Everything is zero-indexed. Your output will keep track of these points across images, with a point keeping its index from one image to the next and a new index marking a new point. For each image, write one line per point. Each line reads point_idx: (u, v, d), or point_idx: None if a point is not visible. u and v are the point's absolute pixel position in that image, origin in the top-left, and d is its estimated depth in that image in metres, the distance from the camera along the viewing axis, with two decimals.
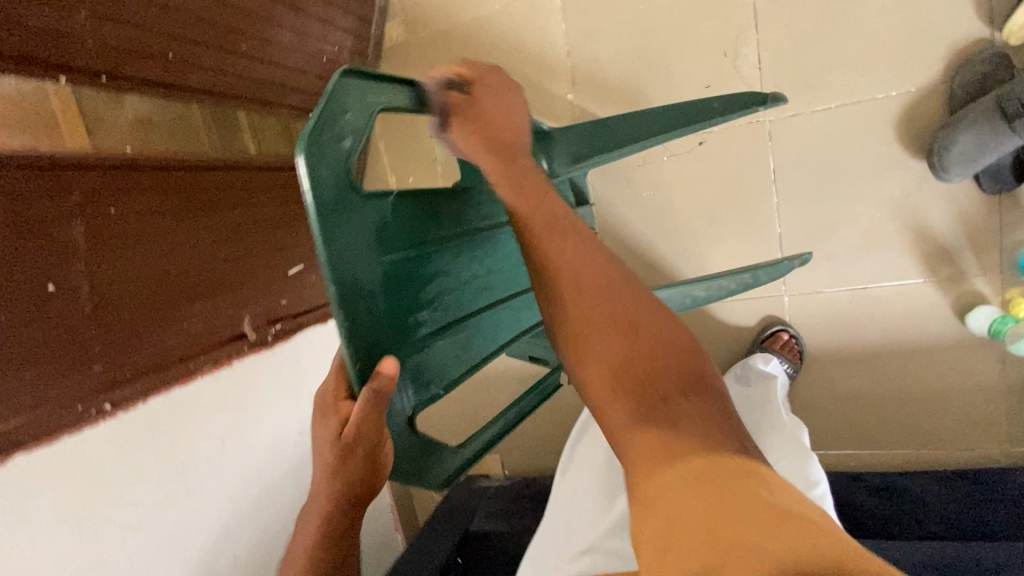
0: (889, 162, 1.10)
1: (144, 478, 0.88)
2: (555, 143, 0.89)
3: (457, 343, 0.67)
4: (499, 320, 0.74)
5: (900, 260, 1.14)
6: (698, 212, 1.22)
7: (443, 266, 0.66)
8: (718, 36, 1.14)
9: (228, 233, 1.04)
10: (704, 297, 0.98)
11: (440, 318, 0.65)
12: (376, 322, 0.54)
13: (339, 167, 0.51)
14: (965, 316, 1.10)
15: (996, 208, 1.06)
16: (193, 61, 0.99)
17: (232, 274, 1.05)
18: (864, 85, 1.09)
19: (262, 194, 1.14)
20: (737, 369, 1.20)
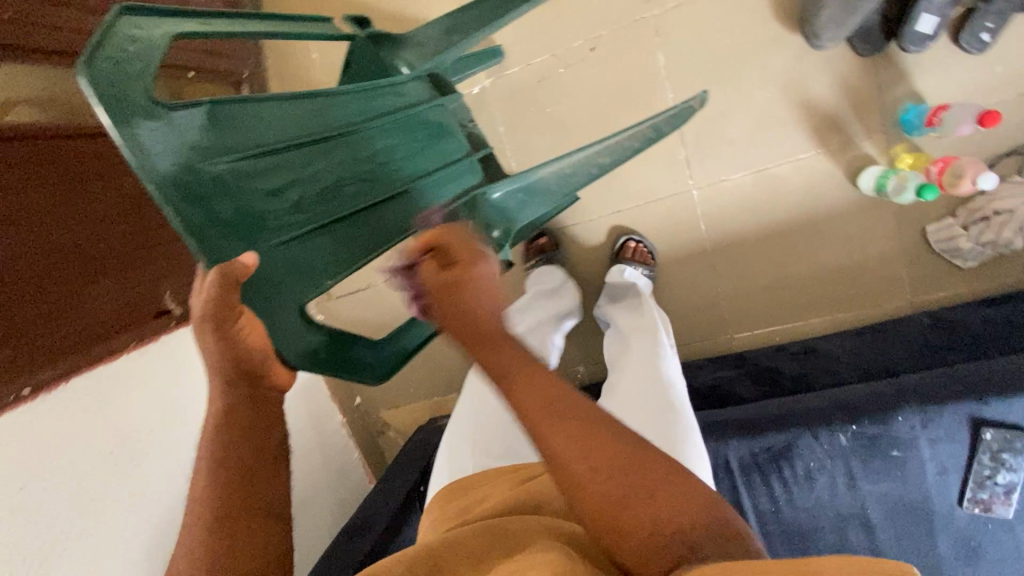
0: (770, 39, 1.14)
1: (76, 450, 0.95)
2: (405, 48, 0.92)
3: (338, 237, 0.71)
4: (383, 213, 0.77)
5: (795, 136, 1.18)
6: (601, 119, 1.25)
7: (306, 165, 0.68)
8: None
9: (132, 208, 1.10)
10: (610, 162, 0.88)
11: (311, 215, 0.68)
12: (216, 220, 0.58)
13: (138, 86, 0.54)
14: (857, 179, 1.16)
15: (872, 70, 1.12)
16: (34, 19, 0.97)
17: (141, 245, 1.12)
18: None
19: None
20: (609, 288, 1.30)
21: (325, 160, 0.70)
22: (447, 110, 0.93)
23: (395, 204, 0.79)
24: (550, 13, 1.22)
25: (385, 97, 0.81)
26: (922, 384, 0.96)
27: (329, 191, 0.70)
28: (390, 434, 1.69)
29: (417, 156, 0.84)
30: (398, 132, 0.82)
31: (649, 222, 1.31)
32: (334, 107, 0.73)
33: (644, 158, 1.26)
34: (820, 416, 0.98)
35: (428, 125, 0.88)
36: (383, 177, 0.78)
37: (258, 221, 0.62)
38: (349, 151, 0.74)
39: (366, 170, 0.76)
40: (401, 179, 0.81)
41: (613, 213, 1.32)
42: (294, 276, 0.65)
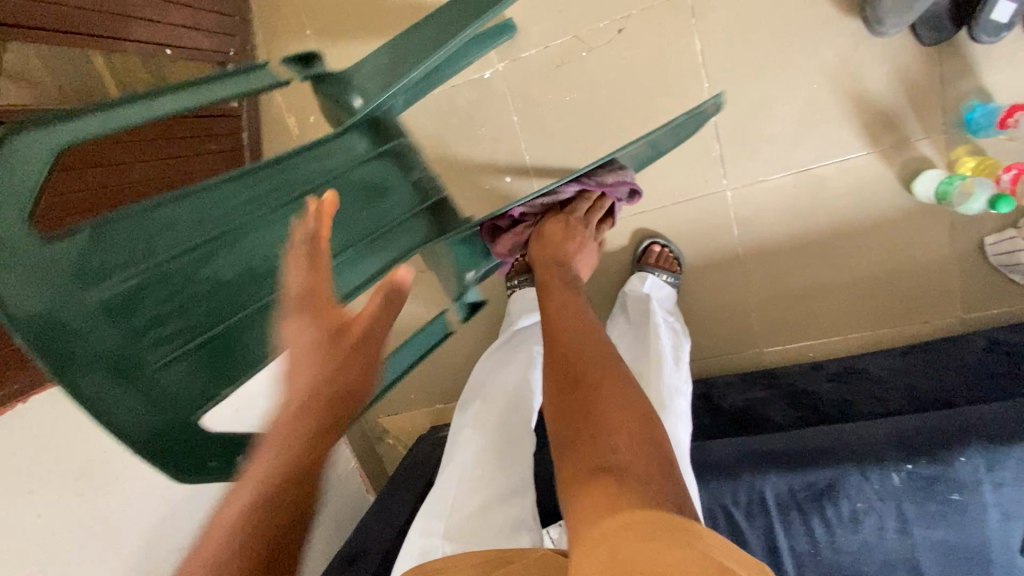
0: (822, 24, 1.01)
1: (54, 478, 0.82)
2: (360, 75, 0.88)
3: (218, 338, 0.71)
4: (257, 310, 0.75)
5: (842, 135, 1.06)
6: (625, 110, 1.12)
7: (180, 272, 0.67)
8: None
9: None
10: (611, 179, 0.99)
11: (190, 326, 0.68)
12: (95, 356, 0.57)
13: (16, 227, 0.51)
14: (911, 184, 1.05)
15: (936, 61, 0.99)
16: None
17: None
18: None
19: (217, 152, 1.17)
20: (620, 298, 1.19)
21: (222, 259, 0.71)
22: (372, 169, 0.91)
23: (278, 292, 0.77)
24: None
25: (276, 175, 0.77)
26: (982, 417, 0.86)
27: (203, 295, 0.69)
28: (388, 442, 1.59)
29: (288, 232, 0.79)
30: (298, 209, 0.78)
31: (675, 224, 1.19)
32: (202, 202, 0.69)
33: (674, 154, 1.14)
34: (870, 451, 0.88)
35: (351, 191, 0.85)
36: (268, 271, 0.76)
37: (142, 350, 0.61)
38: (227, 244, 0.72)
39: (248, 260, 0.74)
40: (269, 264, 0.77)
41: (635, 213, 1.20)
42: (188, 396, 0.66)
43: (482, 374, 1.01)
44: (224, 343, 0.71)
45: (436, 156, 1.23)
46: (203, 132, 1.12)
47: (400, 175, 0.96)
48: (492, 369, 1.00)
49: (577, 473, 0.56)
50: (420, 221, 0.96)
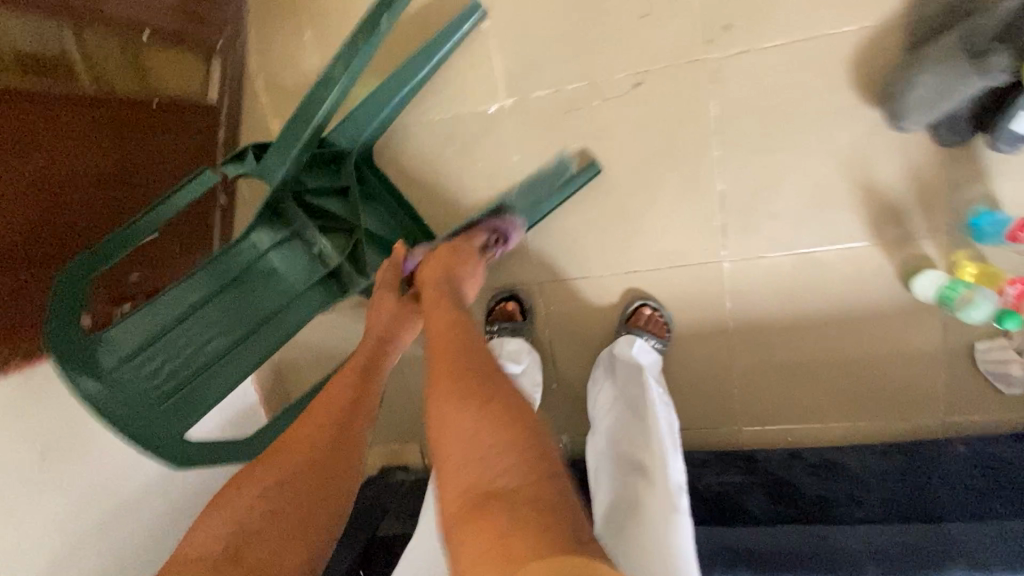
0: (839, 109, 0.98)
1: None
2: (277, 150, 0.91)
3: (199, 389, 0.91)
4: (233, 364, 0.93)
5: (847, 221, 1.03)
6: (630, 166, 1.07)
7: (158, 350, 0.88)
8: None
9: (130, 199, 1.00)
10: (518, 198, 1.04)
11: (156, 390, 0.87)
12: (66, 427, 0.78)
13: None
14: (910, 281, 1.03)
15: (947, 163, 0.98)
16: None
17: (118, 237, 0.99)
18: (815, 18, 0.95)
19: (180, 150, 1.08)
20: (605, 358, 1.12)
21: (175, 339, 0.90)
22: (279, 254, 0.97)
23: (249, 345, 0.95)
24: (592, 33, 1.03)
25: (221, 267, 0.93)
26: (968, 539, 0.82)
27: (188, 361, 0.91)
28: None
29: (244, 305, 0.95)
30: (248, 291, 0.95)
31: (666, 288, 1.14)
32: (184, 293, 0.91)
33: (675, 217, 1.09)
34: (852, 563, 0.83)
35: (249, 275, 0.96)
36: (236, 334, 0.94)
37: (145, 397, 0.87)
38: (192, 325, 0.91)
39: (209, 331, 0.92)
40: (235, 329, 0.94)
41: (627, 271, 1.14)
42: (166, 422, 0.87)
43: None
44: (180, 403, 0.89)
45: (426, 184, 1.16)
46: (163, 127, 1.04)
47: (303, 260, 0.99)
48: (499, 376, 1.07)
49: (463, 505, 0.52)
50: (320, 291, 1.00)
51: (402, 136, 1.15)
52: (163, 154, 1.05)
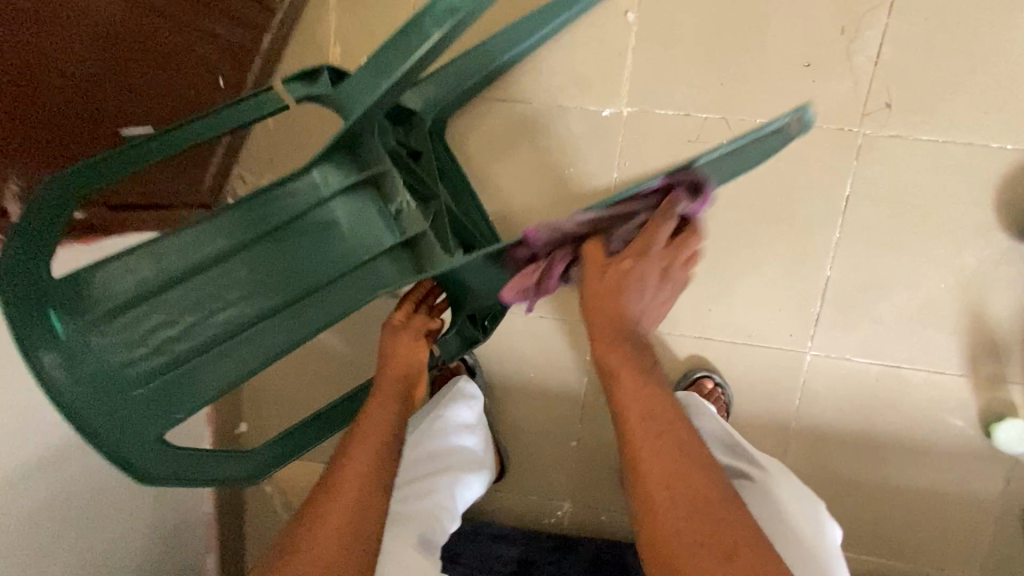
0: (974, 227, 0.90)
1: None
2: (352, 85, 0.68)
3: (207, 366, 0.71)
4: (258, 340, 0.73)
5: (944, 346, 0.95)
6: (737, 223, 0.95)
7: (163, 306, 0.68)
8: (843, 3, 0.86)
9: (141, 83, 0.77)
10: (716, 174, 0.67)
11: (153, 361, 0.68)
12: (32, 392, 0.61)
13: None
14: (991, 428, 0.95)
15: None
16: None
17: (111, 123, 0.76)
18: (983, 123, 0.87)
19: (218, 43, 0.85)
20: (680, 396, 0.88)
21: (189, 296, 0.69)
22: (343, 203, 0.75)
23: (281, 320, 0.74)
24: (745, 65, 0.90)
25: (260, 209, 0.71)
26: None
27: (193, 330, 0.70)
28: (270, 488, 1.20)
29: (286, 264, 0.73)
30: (301, 248, 0.74)
31: (735, 368, 1.00)
32: (203, 238, 0.69)
33: (767, 292, 0.97)
34: None
35: (297, 225, 0.74)
36: (271, 300, 0.73)
37: (127, 373, 0.66)
38: (209, 281, 0.70)
39: (229, 294, 0.71)
40: (268, 296, 0.73)
41: (698, 338, 1.00)
42: (153, 409, 0.68)
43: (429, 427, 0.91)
44: (177, 384, 0.70)
45: (503, 176, 0.98)
46: (212, 10, 0.80)
47: (374, 217, 0.77)
48: (461, 417, 0.93)
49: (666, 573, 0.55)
50: (388, 263, 0.77)
51: (491, 114, 0.97)
52: (199, 42, 0.82)
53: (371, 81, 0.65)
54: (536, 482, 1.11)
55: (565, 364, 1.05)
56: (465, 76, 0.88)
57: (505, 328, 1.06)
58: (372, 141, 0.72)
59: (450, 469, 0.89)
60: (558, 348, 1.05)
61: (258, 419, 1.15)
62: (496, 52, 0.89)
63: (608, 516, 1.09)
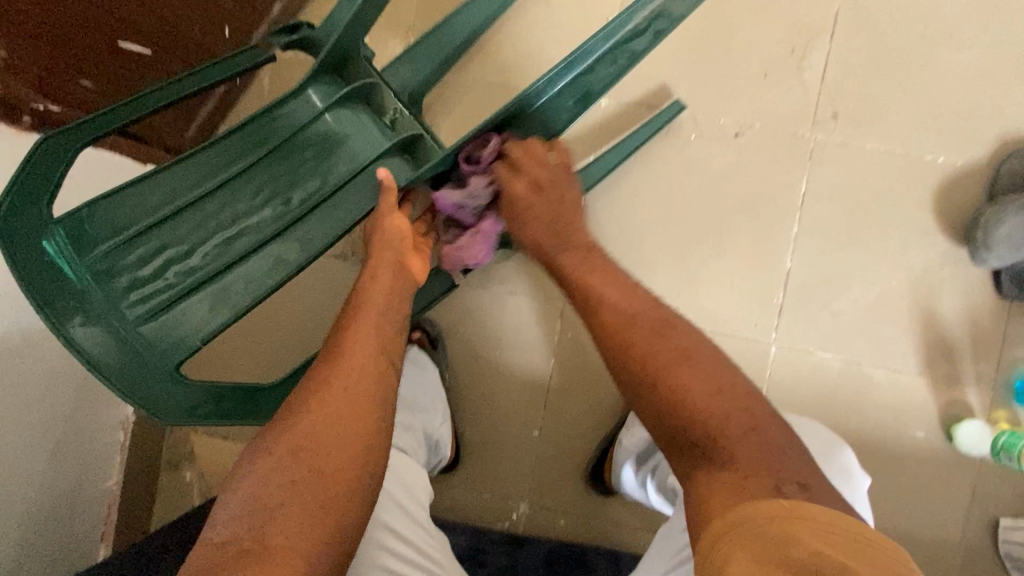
0: (918, 229, 0.98)
1: None
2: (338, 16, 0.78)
3: (217, 297, 0.72)
4: (269, 265, 0.73)
5: (901, 345, 0.97)
6: (704, 211, 1.00)
7: (171, 236, 0.70)
8: (793, 28, 1.00)
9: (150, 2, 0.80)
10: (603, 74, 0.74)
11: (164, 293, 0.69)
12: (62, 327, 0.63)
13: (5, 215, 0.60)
14: (952, 429, 0.95)
15: (1004, 315, 0.96)
16: None
17: (113, 28, 0.78)
18: (915, 138, 0.98)
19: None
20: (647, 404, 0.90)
21: (197, 224, 0.71)
22: (340, 113, 0.76)
23: (293, 238, 0.74)
24: (711, 72, 1.01)
25: (259, 135, 0.74)
26: None
27: (205, 254, 0.71)
28: (187, 474, 1.06)
29: (290, 183, 0.74)
30: (304, 166, 0.75)
31: None
32: (206, 165, 0.71)
33: (733, 280, 1.00)
34: None
35: (298, 142, 0.75)
36: (276, 218, 0.73)
37: (139, 304, 0.68)
38: (216, 204, 0.71)
39: (236, 215, 0.72)
40: (277, 215, 0.73)
41: None
42: (168, 339, 0.69)
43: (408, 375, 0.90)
44: (190, 313, 0.70)
45: None
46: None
47: (371, 126, 0.78)
48: (413, 386, 0.88)
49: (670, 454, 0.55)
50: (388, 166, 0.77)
51: (479, 96, 1.04)
52: None
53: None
54: (491, 476, 1.02)
55: (532, 342, 1.03)
56: (439, 48, 0.96)
57: (475, 301, 1.04)
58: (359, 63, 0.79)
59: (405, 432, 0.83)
60: (527, 325, 1.03)
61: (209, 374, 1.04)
62: (469, 22, 0.97)
63: (566, 521, 1.00)
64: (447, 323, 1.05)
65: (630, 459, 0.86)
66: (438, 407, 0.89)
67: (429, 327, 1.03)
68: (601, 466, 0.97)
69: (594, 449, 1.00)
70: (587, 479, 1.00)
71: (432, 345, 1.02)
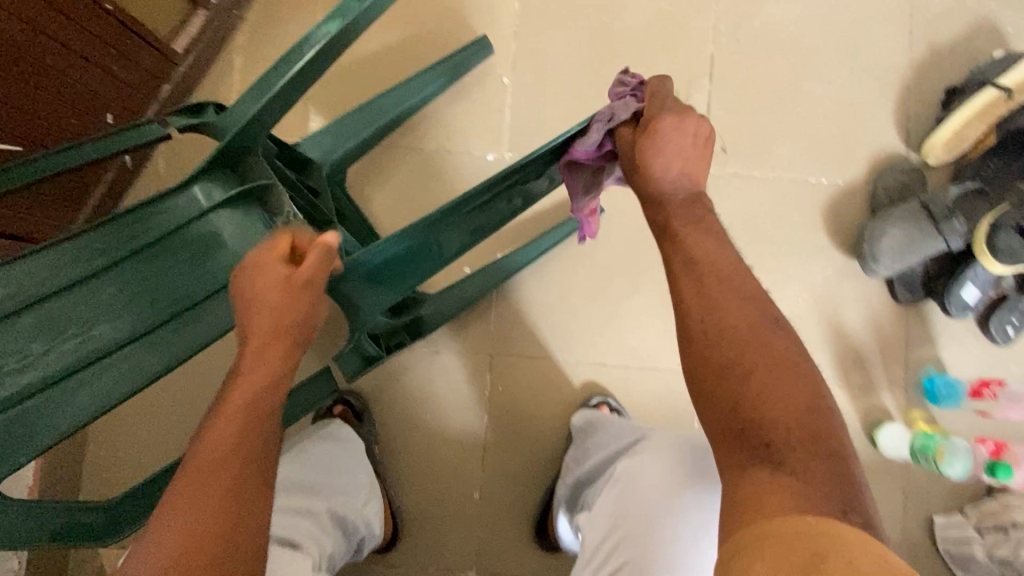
0: (814, 247, 1.03)
1: None
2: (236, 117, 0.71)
3: (46, 410, 0.58)
4: (121, 371, 0.62)
5: (817, 358, 1.01)
6: (616, 251, 1.03)
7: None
8: (675, 71, 1.06)
9: (18, 100, 0.78)
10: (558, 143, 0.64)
11: None
12: None
13: None
14: (874, 434, 0.98)
15: (904, 319, 1.02)
16: None
17: None
18: (799, 164, 1.05)
19: (111, 79, 0.89)
20: (579, 447, 0.86)
21: (32, 328, 0.59)
22: (228, 216, 0.67)
23: (152, 346, 0.63)
24: None
25: (128, 232, 0.64)
26: None
27: (34, 364, 0.58)
28: None
29: (161, 285, 0.64)
30: (179, 267, 0.65)
31: (629, 393, 1.01)
32: (56, 264, 0.61)
33: (651, 315, 1.02)
34: None
35: (174, 243, 0.65)
36: (135, 321, 0.62)
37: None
38: (65, 306, 0.60)
39: (87, 321, 0.61)
40: (136, 321, 0.62)
41: (593, 364, 1.01)
42: None
43: (326, 449, 0.85)
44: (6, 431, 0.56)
45: (396, 212, 1.03)
46: (109, 48, 0.86)
47: (260, 229, 0.68)
48: (332, 461, 0.84)
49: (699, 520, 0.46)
50: None
51: (385, 160, 1.05)
52: (90, 75, 0.86)
53: (271, 108, 0.65)
54: (435, 545, 0.98)
55: (464, 404, 1.01)
56: (362, 126, 0.93)
57: (403, 365, 1.02)
58: (256, 159, 0.70)
59: (322, 510, 0.78)
60: (457, 388, 1.01)
61: (94, 457, 1.00)
62: (385, 109, 0.96)
63: None
64: (383, 396, 1.01)
65: (561, 508, 0.83)
66: (363, 483, 0.87)
67: (354, 403, 0.99)
68: (546, 519, 0.94)
69: (537, 503, 0.97)
70: (533, 535, 0.97)
71: (356, 418, 0.99)
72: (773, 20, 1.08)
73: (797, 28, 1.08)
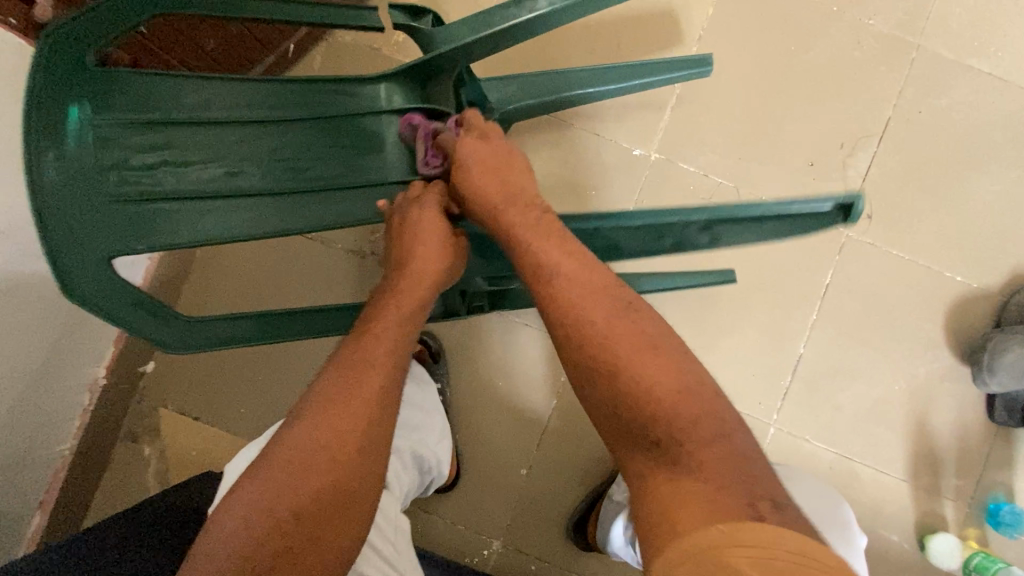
0: (926, 339, 1.01)
1: None
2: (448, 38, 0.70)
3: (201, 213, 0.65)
4: (270, 213, 0.68)
5: (893, 449, 1.00)
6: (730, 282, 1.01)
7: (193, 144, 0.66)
8: (845, 124, 1.03)
9: None
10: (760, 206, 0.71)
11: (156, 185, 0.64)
12: (55, 168, 0.59)
13: (69, 64, 0.59)
14: (926, 540, 0.97)
15: (991, 438, 1.00)
16: None
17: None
18: (938, 255, 1.02)
19: None
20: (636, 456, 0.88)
21: (224, 145, 0.67)
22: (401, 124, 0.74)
23: (299, 206, 0.69)
24: (761, 149, 1.02)
25: (317, 99, 0.71)
26: None
27: (203, 170, 0.66)
28: (148, 449, 1.00)
29: (331, 157, 0.71)
30: (350, 147, 0.71)
31: None
32: (251, 98, 0.68)
33: (744, 356, 1.01)
34: None
35: (345, 126, 0.72)
36: (297, 177, 0.69)
37: (109, 174, 0.62)
38: (255, 139, 0.68)
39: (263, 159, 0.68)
40: (298, 177, 0.69)
41: None
42: (128, 224, 0.62)
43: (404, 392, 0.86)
44: (169, 219, 0.64)
45: None
46: None
47: None
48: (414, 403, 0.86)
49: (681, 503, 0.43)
50: None
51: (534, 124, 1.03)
52: None
53: (481, 44, 0.68)
54: (471, 506, 0.99)
55: (537, 380, 1.01)
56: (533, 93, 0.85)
57: (491, 325, 1.02)
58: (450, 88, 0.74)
59: (402, 446, 0.80)
60: (534, 360, 1.01)
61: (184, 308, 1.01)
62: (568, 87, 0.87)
63: (537, 567, 0.98)
64: (461, 347, 1.02)
65: (621, 512, 0.84)
66: (439, 424, 0.87)
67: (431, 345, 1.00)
68: (587, 519, 0.95)
69: (581, 500, 0.98)
70: (567, 528, 0.98)
71: (432, 360, 1.00)
72: (961, 102, 1.03)
73: (984, 117, 1.03)
